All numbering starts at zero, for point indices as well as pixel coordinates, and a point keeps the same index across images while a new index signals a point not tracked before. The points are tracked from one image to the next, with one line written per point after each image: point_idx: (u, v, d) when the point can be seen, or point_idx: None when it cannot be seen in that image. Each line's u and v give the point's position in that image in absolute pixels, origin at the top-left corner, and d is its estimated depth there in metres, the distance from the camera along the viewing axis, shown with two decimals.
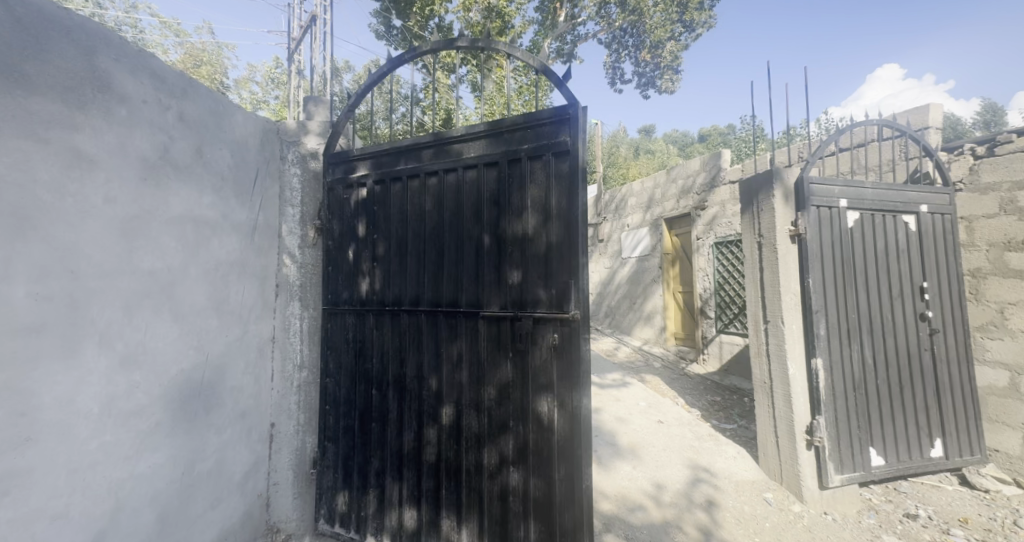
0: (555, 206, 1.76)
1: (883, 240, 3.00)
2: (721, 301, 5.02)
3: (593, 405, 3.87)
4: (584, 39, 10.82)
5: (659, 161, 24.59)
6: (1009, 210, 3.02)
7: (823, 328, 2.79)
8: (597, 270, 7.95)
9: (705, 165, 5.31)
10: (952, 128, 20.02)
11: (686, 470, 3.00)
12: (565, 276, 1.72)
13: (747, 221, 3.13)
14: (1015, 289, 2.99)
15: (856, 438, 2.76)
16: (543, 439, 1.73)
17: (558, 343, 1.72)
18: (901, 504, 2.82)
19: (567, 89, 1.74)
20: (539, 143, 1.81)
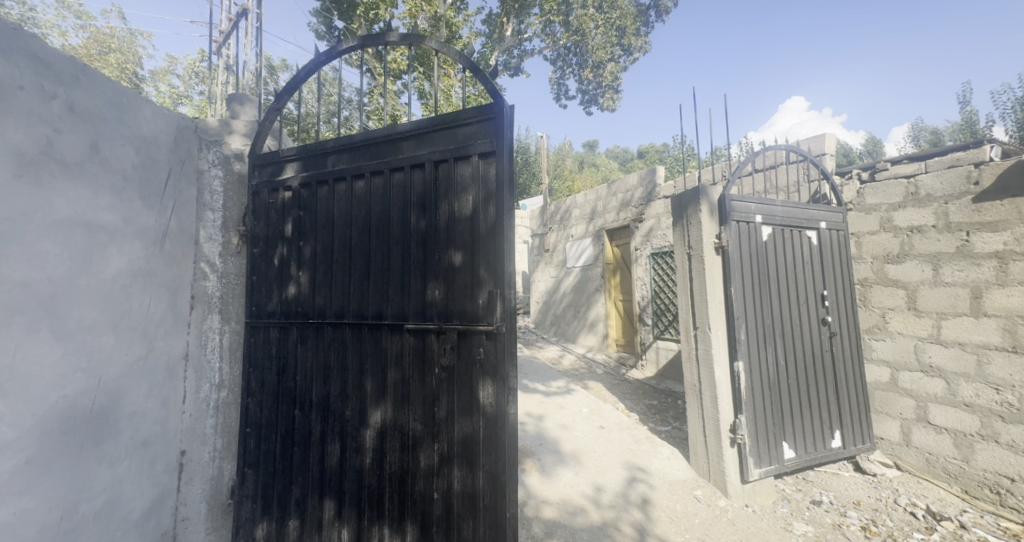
0: (481, 212, 1.78)
1: (791, 252, 3.34)
2: (657, 308, 5.30)
3: (537, 413, 3.90)
4: (530, 55, 11.15)
5: (602, 175, 25.86)
6: (887, 228, 3.49)
7: (743, 333, 3.04)
8: (543, 280, 8.09)
9: (642, 180, 5.63)
10: (844, 155, 22.99)
11: (625, 473, 3.11)
12: (491, 285, 1.73)
13: (678, 233, 3.34)
14: (893, 296, 3.45)
15: (771, 433, 3.02)
16: (468, 457, 1.71)
17: (483, 357, 1.72)
18: (808, 492, 3.11)
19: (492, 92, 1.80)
20: (466, 144, 1.84)
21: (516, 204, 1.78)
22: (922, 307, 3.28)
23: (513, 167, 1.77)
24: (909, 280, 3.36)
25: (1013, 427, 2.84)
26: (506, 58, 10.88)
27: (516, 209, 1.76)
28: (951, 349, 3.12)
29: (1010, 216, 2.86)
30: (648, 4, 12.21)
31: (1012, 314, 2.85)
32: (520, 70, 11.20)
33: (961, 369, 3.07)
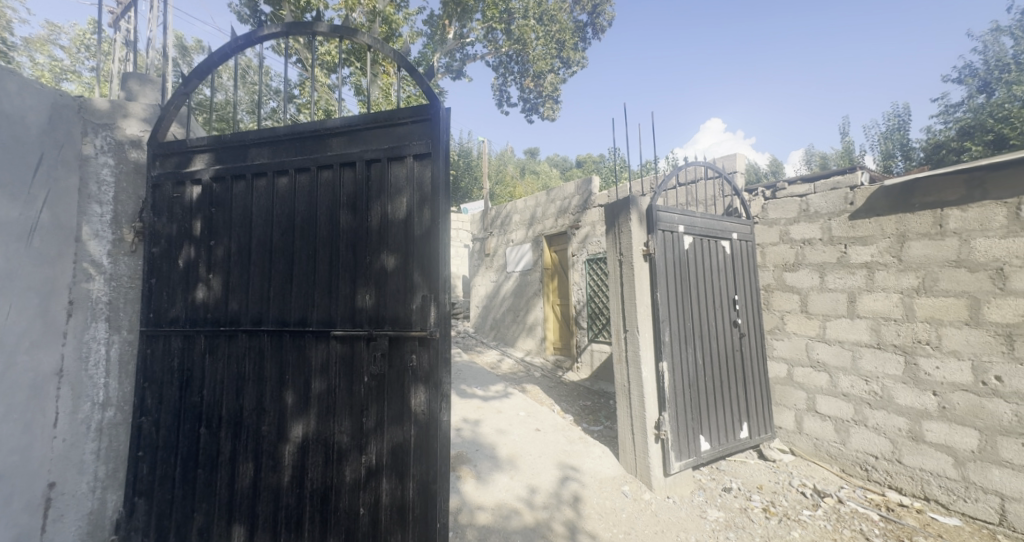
0: (415, 215, 1.75)
1: (708, 260, 3.65)
2: (592, 311, 5.52)
3: (474, 419, 3.86)
4: (472, 59, 11.17)
5: (543, 182, 26.63)
6: (785, 240, 3.94)
7: (667, 335, 3.26)
8: (483, 284, 8.09)
9: (579, 188, 5.86)
10: (754, 174, 25.74)
11: (558, 472, 3.19)
12: (425, 290, 1.70)
13: (609, 241, 3.51)
14: (789, 301, 3.90)
15: (690, 429, 3.26)
16: (398, 468, 1.64)
17: (415, 364, 1.68)
18: (720, 480, 3.41)
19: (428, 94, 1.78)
20: (400, 145, 1.79)
21: (451, 207, 1.77)
22: (812, 310, 3.74)
23: (449, 170, 1.76)
24: (801, 286, 3.82)
25: (877, 412, 3.33)
26: (447, 60, 10.81)
27: (451, 212, 1.75)
28: (834, 347, 3.59)
29: (877, 233, 3.37)
30: (584, 21, 12.80)
31: (877, 316, 3.35)
32: (463, 74, 11.19)
33: (841, 364, 3.54)
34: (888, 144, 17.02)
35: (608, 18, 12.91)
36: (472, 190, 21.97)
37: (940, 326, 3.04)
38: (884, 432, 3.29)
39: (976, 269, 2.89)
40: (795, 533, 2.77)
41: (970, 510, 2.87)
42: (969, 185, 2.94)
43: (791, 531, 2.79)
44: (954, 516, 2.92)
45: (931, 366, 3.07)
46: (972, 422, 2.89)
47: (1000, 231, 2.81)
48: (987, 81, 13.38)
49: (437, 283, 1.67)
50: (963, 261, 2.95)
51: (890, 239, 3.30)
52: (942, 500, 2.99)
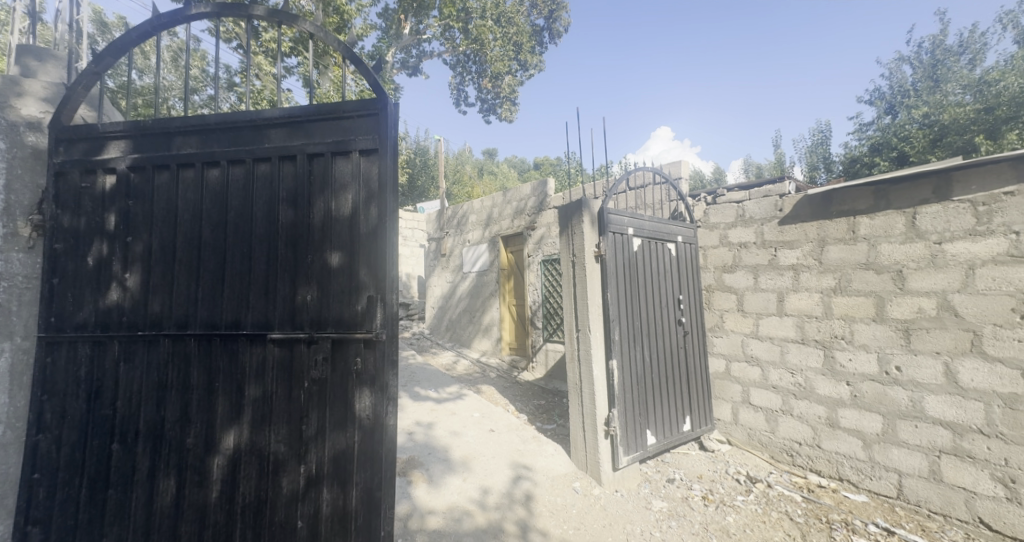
0: (361, 212, 1.68)
1: (655, 261, 3.81)
2: (546, 312, 5.59)
3: (427, 422, 3.79)
4: (429, 57, 11.02)
5: (501, 183, 26.78)
6: (724, 243, 4.20)
7: (617, 333, 3.37)
8: (439, 284, 7.98)
9: (535, 190, 5.93)
10: (700, 181, 27.36)
11: (511, 471, 3.20)
12: (371, 290, 1.64)
13: (563, 242, 3.57)
14: (727, 300, 4.16)
15: (638, 424, 3.38)
16: (340, 476, 1.58)
17: (359, 368, 1.61)
18: (664, 472, 3.57)
19: (375, 88, 1.72)
20: (345, 139, 1.72)
21: (399, 205, 1.73)
22: (747, 309, 4.01)
23: (398, 167, 1.72)
24: (738, 287, 4.08)
25: (801, 402, 3.62)
26: (403, 56, 10.61)
27: (399, 211, 1.70)
28: (765, 342, 3.87)
29: (802, 237, 3.68)
30: (542, 25, 13.02)
31: (802, 314, 3.65)
32: (419, 71, 10.99)
33: (771, 358, 3.82)
34: (813, 157, 18.69)
35: (564, 24, 13.19)
36: (430, 189, 21.61)
37: (853, 322, 3.36)
38: (807, 420, 3.59)
39: (882, 271, 3.23)
40: (730, 518, 2.97)
41: (875, 487, 3.22)
42: (876, 196, 3.28)
43: (726, 517, 2.99)
44: (862, 492, 3.27)
45: (846, 359, 3.39)
46: (878, 409, 3.22)
47: (900, 237, 3.16)
48: (892, 104, 15.09)
49: (384, 284, 1.62)
50: (871, 264, 3.29)
51: (812, 243, 3.61)
52: (853, 480, 3.32)
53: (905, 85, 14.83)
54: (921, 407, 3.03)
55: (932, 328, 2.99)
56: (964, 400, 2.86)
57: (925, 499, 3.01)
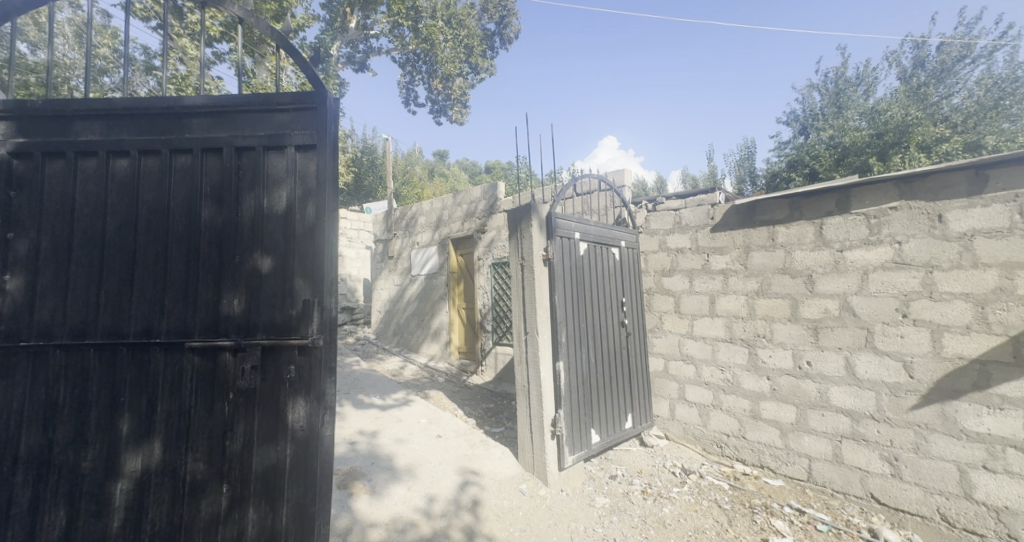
0: (296, 211, 1.59)
1: (600, 265, 3.95)
2: (496, 315, 5.60)
3: (371, 430, 3.64)
4: (377, 53, 10.71)
5: (452, 185, 26.60)
6: (663, 248, 4.45)
7: (563, 335, 3.44)
8: (386, 287, 7.73)
9: (485, 193, 5.93)
10: (643, 190, 28.95)
11: (458, 477, 3.16)
12: (307, 293, 1.55)
13: (512, 245, 3.59)
14: (666, 302, 4.40)
15: (583, 423, 3.48)
16: (269, 493, 1.48)
17: (292, 376, 1.51)
18: (607, 469, 3.70)
19: (313, 80, 1.64)
20: (278, 133, 1.61)
21: (339, 204, 1.66)
22: (683, 310, 4.27)
23: (338, 165, 1.65)
24: (675, 290, 4.34)
25: (729, 396, 3.91)
26: (349, 51, 10.23)
27: (339, 210, 1.63)
28: (699, 342, 4.13)
29: (730, 244, 3.98)
30: (492, 30, 13.14)
31: (730, 314, 3.95)
32: (366, 67, 10.64)
33: (704, 356, 4.09)
34: (741, 171, 20.40)
35: (515, 31, 13.39)
36: (377, 189, 20.89)
37: (773, 322, 3.69)
38: (734, 413, 3.88)
39: (796, 275, 3.59)
40: (666, 509, 3.14)
41: (790, 472, 3.55)
42: (792, 207, 3.64)
43: (663, 508, 3.16)
44: (779, 477, 3.59)
45: (767, 355, 3.72)
46: (793, 400, 3.55)
47: (811, 245, 3.53)
48: (805, 126, 16.91)
49: (321, 286, 1.55)
50: (787, 269, 3.64)
51: (739, 249, 3.92)
52: (772, 466, 3.64)
53: (815, 110, 16.65)
54: (828, 397, 3.39)
55: (835, 326, 3.37)
56: (860, 390, 3.24)
57: (829, 479, 3.36)
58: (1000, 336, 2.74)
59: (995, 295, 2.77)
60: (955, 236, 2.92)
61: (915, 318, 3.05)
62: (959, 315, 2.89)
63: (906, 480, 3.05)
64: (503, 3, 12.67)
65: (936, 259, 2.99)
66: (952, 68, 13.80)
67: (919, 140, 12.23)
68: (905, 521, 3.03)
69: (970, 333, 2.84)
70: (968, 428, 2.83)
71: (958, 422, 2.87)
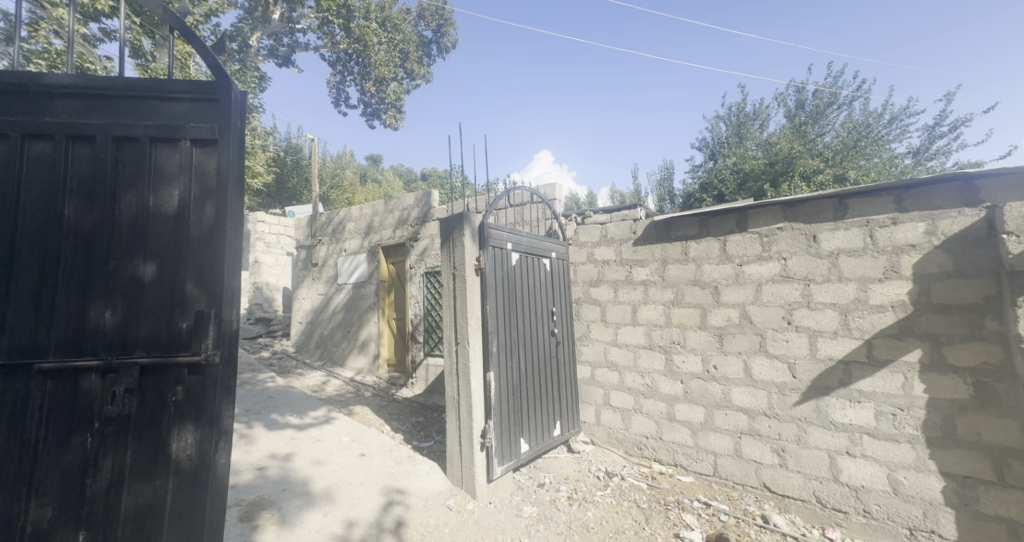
0: (192, 212, 1.43)
1: (531, 276, 4.03)
2: (428, 325, 5.47)
3: (284, 453, 3.33)
4: (304, 49, 10.15)
5: (386, 192, 25.83)
6: (590, 260, 4.66)
7: (495, 345, 3.44)
8: (309, 296, 7.22)
9: (418, 201, 5.81)
10: (576, 204, 30.31)
11: (381, 497, 2.99)
12: (202, 304, 1.39)
13: (443, 255, 3.55)
14: (593, 311, 4.60)
15: (512, 433, 3.48)
16: (144, 535, 1.29)
17: (180, 400, 1.33)
18: (536, 477, 3.74)
19: (215, 69, 1.49)
20: (170, 124, 1.43)
21: (245, 206, 1.52)
22: (608, 319, 4.49)
23: (243, 164, 1.51)
24: (601, 299, 4.55)
25: (649, 400, 4.16)
26: (271, 43, 9.59)
27: (244, 212, 1.49)
28: (622, 349, 4.36)
29: (649, 257, 4.28)
30: (429, 37, 13.08)
31: (650, 323, 4.22)
32: (291, 62, 10.03)
33: (627, 363, 4.32)
34: (661, 190, 22.17)
35: (452, 40, 13.44)
36: (303, 191, 19.57)
37: (685, 329, 4.01)
38: (652, 415, 4.13)
39: (705, 287, 3.94)
40: (590, 513, 3.24)
41: (699, 468, 3.84)
42: (701, 225, 4.01)
43: (587, 512, 3.26)
44: (691, 474, 3.88)
45: (680, 361, 4.02)
46: (702, 401, 3.87)
47: (717, 259, 3.90)
48: (714, 152, 18.89)
49: (220, 296, 1.39)
50: (697, 281, 3.99)
51: (657, 261, 4.23)
52: (684, 464, 3.92)
53: (721, 138, 18.68)
54: (730, 397, 3.74)
55: (736, 333, 3.75)
56: (756, 390, 3.62)
57: (730, 473, 3.70)
58: (859, 340, 3.23)
59: (855, 304, 3.27)
60: (825, 254, 3.41)
61: (797, 325, 3.48)
62: (829, 321, 3.36)
63: (791, 469, 3.44)
64: (440, 12, 12.64)
65: (812, 273, 3.46)
66: (825, 111, 16.30)
67: (801, 172, 14.25)
68: (790, 505, 3.42)
69: (837, 337, 3.31)
70: (837, 420, 3.28)
71: (830, 415, 3.31)
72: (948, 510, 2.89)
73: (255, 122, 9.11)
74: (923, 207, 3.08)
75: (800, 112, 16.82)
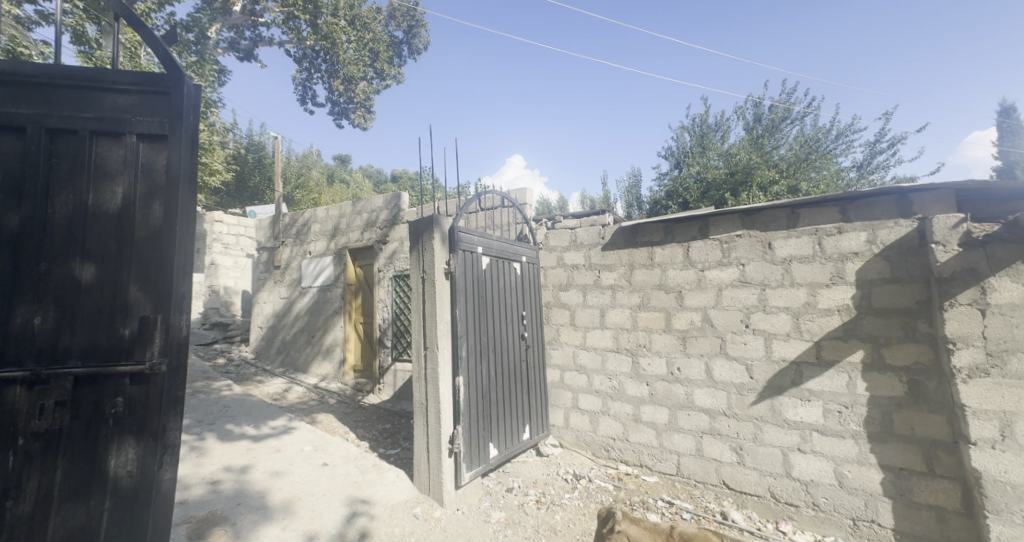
0: (138, 211, 1.34)
1: (502, 279, 4.04)
2: (396, 330, 5.36)
3: (240, 465, 3.17)
4: (267, 43, 9.79)
5: (353, 192, 25.21)
6: (559, 265, 4.72)
7: (464, 350, 3.41)
8: (271, 300, 6.93)
9: (388, 203, 5.71)
10: (547, 208, 30.65)
11: (344, 509, 2.90)
12: (147, 310, 1.30)
13: (412, 258, 3.49)
14: (563, 315, 4.65)
15: (481, 438, 3.45)
16: None
17: (120, 412, 1.24)
18: (504, 482, 3.73)
19: (166, 59, 1.39)
20: (114, 117, 1.34)
21: (197, 205, 1.43)
22: (577, 323, 4.55)
23: (197, 161, 1.43)
24: (571, 303, 4.61)
25: (616, 402, 4.24)
26: (232, 36, 9.19)
27: (196, 213, 1.41)
28: (591, 352, 4.43)
29: (617, 261, 4.38)
30: (400, 37, 12.92)
31: (617, 326, 4.31)
32: (253, 57, 9.65)
33: (595, 366, 4.39)
34: (630, 196, 22.76)
35: (424, 42, 13.32)
36: (265, 190, 18.78)
37: (651, 333, 4.13)
38: (619, 417, 4.22)
39: (669, 291, 4.07)
40: (558, 516, 3.26)
41: (663, 468, 3.95)
42: (665, 231, 4.14)
43: (555, 515, 3.28)
44: (655, 473, 3.98)
45: (646, 363, 4.12)
46: (666, 403, 3.98)
47: (681, 265, 4.04)
48: (679, 161, 19.60)
49: (168, 301, 1.31)
50: (662, 286, 4.12)
51: (624, 266, 4.33)
52: (649, 464, 4.02)
53: (686, 148, 19.42)
54: (692, 398, 3.87)
55: (698, 335, 3.89)
56: (716, 390, 3.76)
57: (692, 472, 3.82)
58: (809, 341, 3.42)
59: (805, 308, 3.46)
60: (779, 260, 3.60)
61: (754, 328, 3.65)
62: (783, 324, 3.54)
63: (748, 466, 3.59)
64: (412, 14, 12.51)
65: (767, 279, 3.64)
66: (780, 125, 17.26)
67: (759, 182, 15.02)
68: (747, 501, 3.57)
69: (790, 340, 3.50)
70: (789, 418, 3.46)
71: (783, 414, 3.48)
72: (886, 500, 3.10)
73: (214, 117, 8.69)
74: (865, 218, 3.31)
75: (757, 125, 17.72)
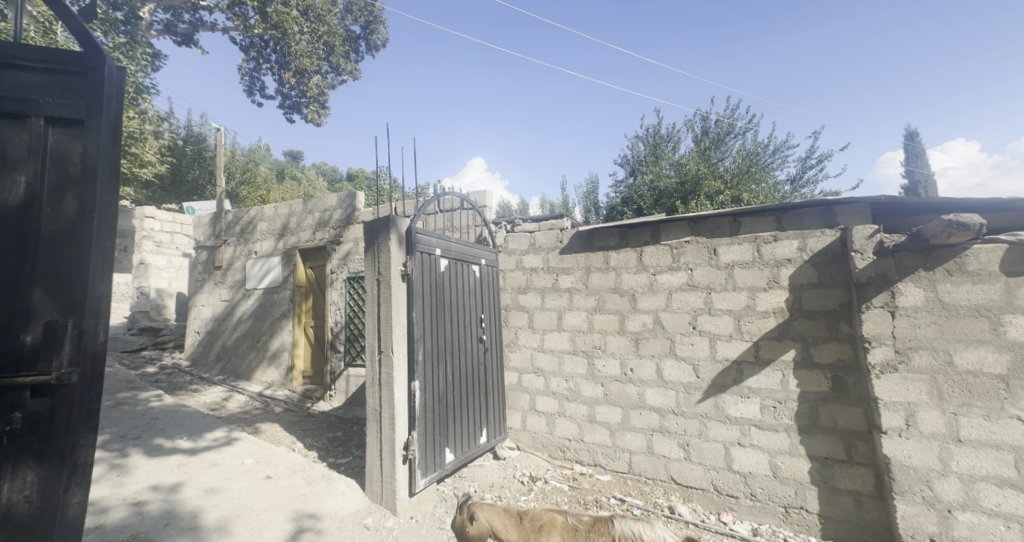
0: (45, 202, 1.18)
1: (460, 282, 4.00)
2: (349, 334, 5.16)
3: (170, 483, 2.90)
4: (209, 28, 9.14)
5: (304, 190, 24.08)
6: (518, 268, 4.75)
7: (420, 354, 3.33)
8: (211, 303, 6.45)
9: (342, 202, 5.49)
10: (506, 211, 30.80)
11: (289, 524, 2.74)
12: (55, 313, 1.15)
13: (367, 260, 3.38)
14: (521, 318, 4.68)
15: (437, 443, 3.39)
16: None
17: (17, 430, 1.08)
18: (460, 487, 3.68)
19: (85, 37, 1.25)
20: (15, 96, 1.17)
21: (119, 199, 1.30)
22: (535, 326, 4.59)
23: (120, 151, 1.30)
24: (529, 306, 4.65)
25: (572, 404, 4.32)
26: (168, 18, 8.49)
27: (118, 207, 1.28)
28: (548, 354, 4.49)
29: (574, 265, 4.47)
30: (357, 32, 12.53)
31: (574, 329, 4.40)
32: (193, 42, 8.97)
33: (552, 368, 4.45)
34: (587, 202, 23.38)
35: (382, 39, 13.01)
36: (204, 185, 17.48)
37: (606, 335, 4.24)
38: (575, 418, 4.29)
39: (623, 294, 4.21)
40: None
41: (616, 466, 4.06)
42: (620, 236, 4.28)
43: None
44: (608, 472, 4.09)
45: (601, 364, 4.23)
46: (620, 402, 4.11)
47: (634, 269, 4.19)
48: (634, 169, 20.39)
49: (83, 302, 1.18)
50: (616, 289, 4.25)
51: (581, 270, 4.43)
52: (603, 463, 4.12)
53: (640, 157, 20.24)
54: (644, 398, 4.01)
55: (650, 337, 4.05)
56: (666, 389, 3.93)
57: (643, 469, 3.95)
58: (748, 342, 3.66)
59: (746, 310, 3.70)
60: (723, 265, 3.82)
61: (701, 330, 3.85)
62: (726, 326, 3.76)
63: (693, 461, 3.77)
64: (369, 9, 12.17)
65: (712, 283, 3.85)
66: (725, 139, 18.44)
67: (706, 192, 15.95)
68: (692, 495, 3.75)
69: (732, 340, 3.72)
70: (731, 414, 3.67)
71: (725, 410, 3.70)
72: (813, 487, 3.37)
73: (146, 104, 7.98)
74: (797, 227, 3.60)
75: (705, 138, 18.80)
